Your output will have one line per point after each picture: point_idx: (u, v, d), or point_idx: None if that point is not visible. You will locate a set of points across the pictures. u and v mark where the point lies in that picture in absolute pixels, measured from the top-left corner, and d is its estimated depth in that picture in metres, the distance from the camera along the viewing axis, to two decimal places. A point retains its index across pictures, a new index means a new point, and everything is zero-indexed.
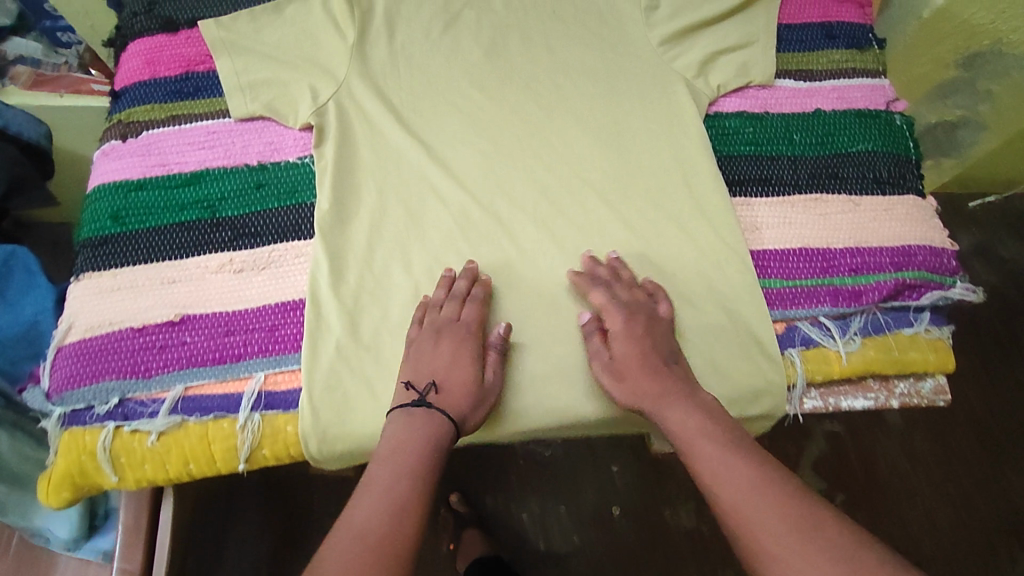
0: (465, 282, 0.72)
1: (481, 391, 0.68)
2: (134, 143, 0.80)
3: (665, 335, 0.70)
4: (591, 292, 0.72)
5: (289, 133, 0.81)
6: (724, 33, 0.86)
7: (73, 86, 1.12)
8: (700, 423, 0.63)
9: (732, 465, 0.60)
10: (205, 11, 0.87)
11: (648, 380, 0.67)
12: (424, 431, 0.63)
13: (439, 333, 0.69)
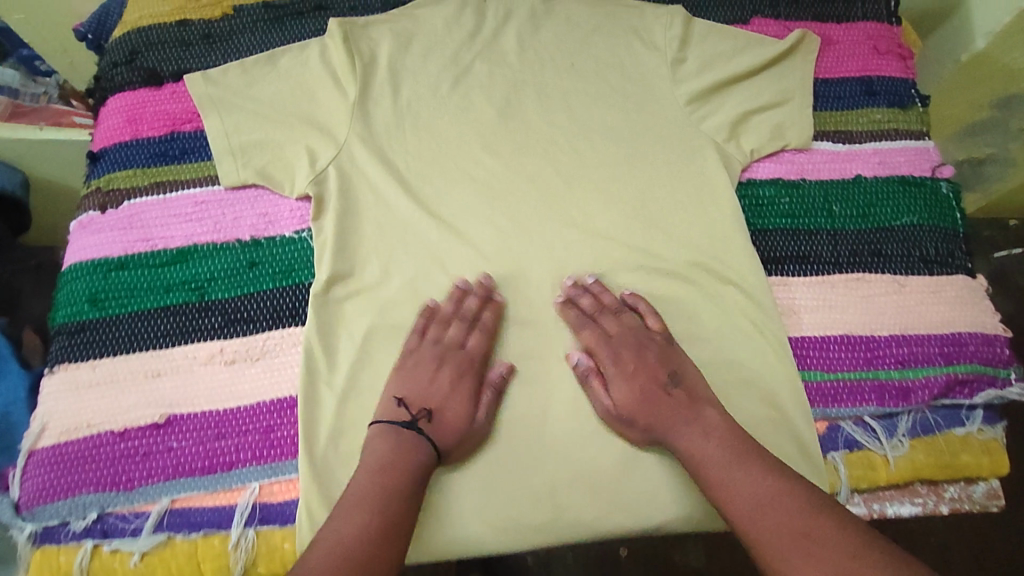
0: (477, 301, 0.70)
1: (468, 430, 0.65)
2: (114, 214, 0.73)
3: (659, 357, 0.67)
4: (578, 331, 0.70)
5: (284, 203, 0.75)
6: (757, 90, 0.80)
7: (54, 121, 0.93)
8: (709, 445, 0.61)
9: (769, 490, 0.57)
10: (191, 63, 0.79)
11: (647, 414, 0.65)
12: (415, 451, 0.61)
13: (444, 360, 0.67)
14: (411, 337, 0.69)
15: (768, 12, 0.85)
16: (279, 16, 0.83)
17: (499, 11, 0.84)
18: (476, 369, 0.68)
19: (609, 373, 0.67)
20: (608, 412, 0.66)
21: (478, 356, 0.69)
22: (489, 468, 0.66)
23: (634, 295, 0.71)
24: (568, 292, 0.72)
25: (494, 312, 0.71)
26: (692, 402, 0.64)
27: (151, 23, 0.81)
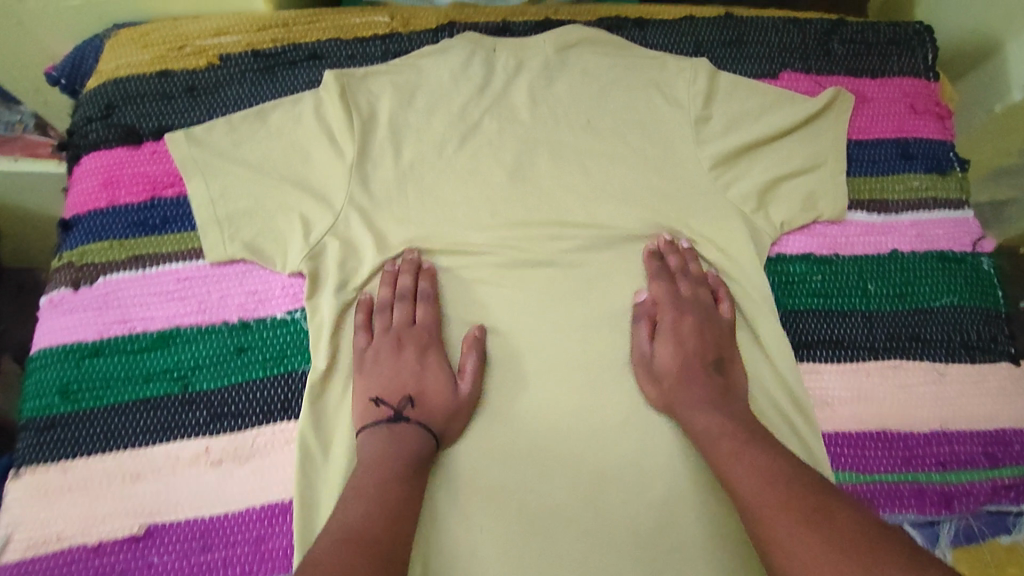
0: (409, 275, 0.68)
1: (456, 404, 0.63)
2: (87, 292, 0.67)
3: (716, 338, 0.66)
4: (654, 280, 0.69)
5: (276, 279, 0.69)
6: (787, 155, 0.74)
7: (26, 150, 0.87)
8: (727, 427, 0.59)
9: (762, 472, 0.54)
10: (174, 120, 0.73)
11: (685, 374, 0.64)
12: (409, 441, 0.59)
13: (402, 341, 0.65)
14: (358, 338, 0.66)
15: (798, 65, 0.79)
16: (271, 66, 0.76)
17: (509, 61, 0.77)
18: (434, 342, 0.66)
19: (659, 327, 0.67)
20: (641, 358, 0.66)
21: (430, 327, 0.67)
22: (498, 451, 0.63)
23: (717, 278, 0.70)
24: (654, 251, 0.71)
25: (428, 279, 0.69)
26: (727, 392, 0.63)
27: (129, 73, 0.74)
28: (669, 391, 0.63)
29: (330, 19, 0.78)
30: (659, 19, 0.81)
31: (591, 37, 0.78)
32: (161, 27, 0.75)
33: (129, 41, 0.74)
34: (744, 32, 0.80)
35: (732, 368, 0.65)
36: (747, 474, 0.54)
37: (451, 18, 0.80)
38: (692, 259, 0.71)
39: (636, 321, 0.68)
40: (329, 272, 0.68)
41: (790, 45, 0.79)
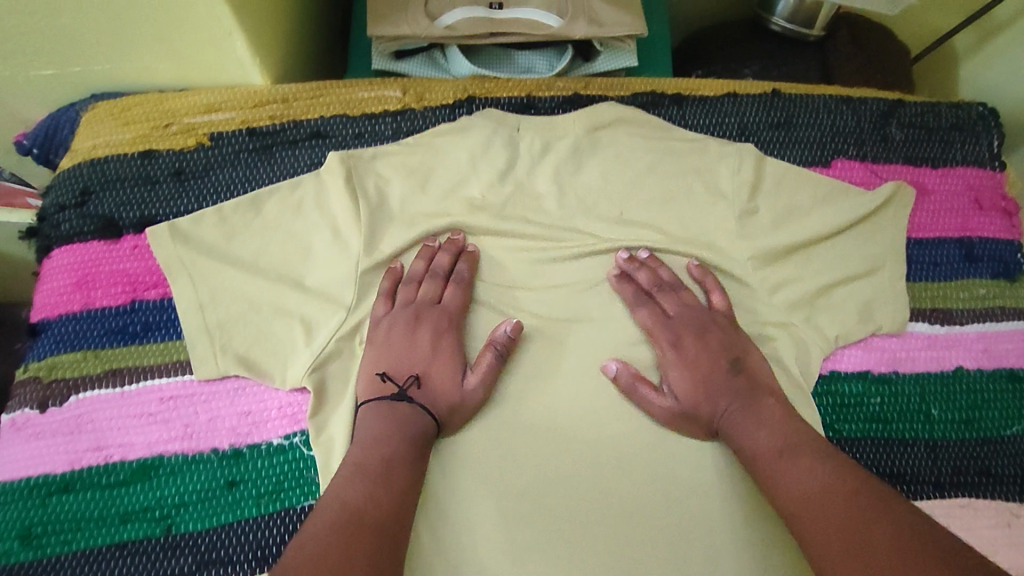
0: (448, 255, 0.64)
1: (460, 397, 0.59)
2: (57, 413, 0.59)
3: (726, 338, 0.62)
4: (634, 310, 0.64)
5: (273, 396, 0.61)
6: (840, 257, 0.68)
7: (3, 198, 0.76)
8: (772, 439, 0.55)
9: (815, 484, 0.50)
10: (158, 208, 0.65)
11: (710, 402, 0.59)
12: (407, 416, 0.56)
13: (421, 317, 0.61)
14: (377, 305, 0.62)
15: (851, 152, 0.71)
16: (268, 145, 0.68)
17: (534, 141, 0.69)
18: (455, 326, 0.62)
19: (662, 360, 0.62)
20: (668, 414, 0.59)
21: (456, 309, 0.63)
22: (506, 427, 0.59)
23: (702, 269, 0.65)
24: (622, 267, 0.65)
25: (467, 263, 0.65)
26: (754, 389, 0.58)
27: (108, 153, 0.66)
28: (704, 415, 0.59)
29: (335, 93, 0.70)
30: (699, 95, 0.74)
31: (625, 116, 0.71)
32: (145, 101, 0.68)
33: (109, 116, 0.67)
34: (792, 113, 0.73)
35: (747, 354, 0.61)
36: (800, 473, 0.51)
37: (469, 92, 0.72)
38: (704, 277, 0.65)
39: (632, 389, 0.60)
40: (335, 388, 0.60)
41: (843, 128, 0.72)
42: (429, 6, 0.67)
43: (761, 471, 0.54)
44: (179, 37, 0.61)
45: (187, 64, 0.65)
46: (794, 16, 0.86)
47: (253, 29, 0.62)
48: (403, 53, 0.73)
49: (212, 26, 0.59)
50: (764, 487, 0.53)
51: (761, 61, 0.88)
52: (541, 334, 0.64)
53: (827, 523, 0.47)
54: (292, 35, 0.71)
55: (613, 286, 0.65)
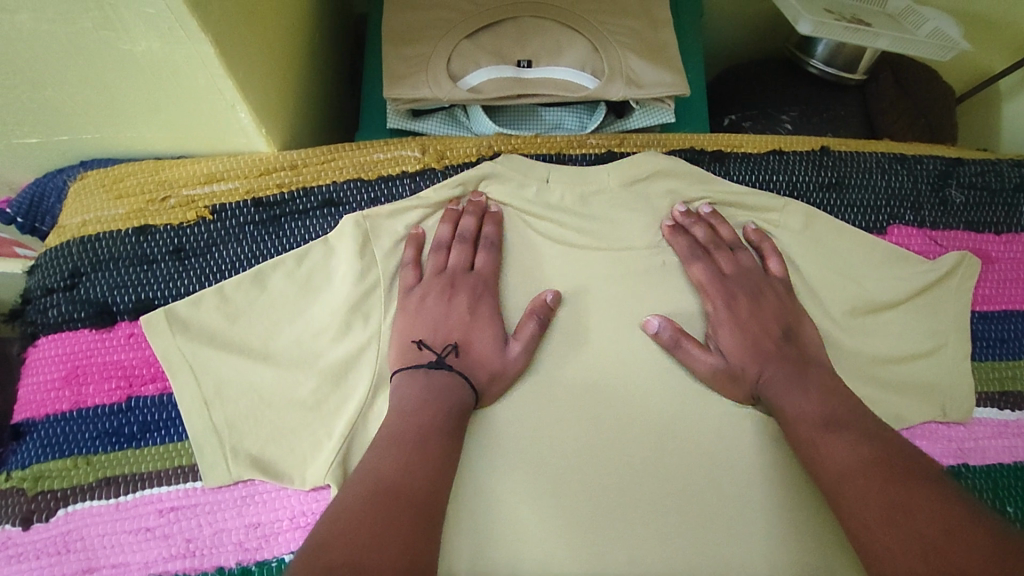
0: (472, 218, 0.61)
1: (501, 365, 0.56)
2: (45, 530, 0.53)
3: (780, 307, 0.60)
4: (688, 264, 0.61)
5: (286, 504, 0.55)
6: (902, 333, 0.62)
7: None
8: (820, 411, 0.53)
9: (863, 455, 0.50)
10: (155, 291, 0.59)
11: (758, 366, 0.57)
12: (447, 389, 0.53)
13: (455, 285, 0.58)
14: (407, 274, 0.59)
15: (908, 217, 0.66)
16: (275, 217, 0.62)
17: (566, 201, 0.64)
18: (490, 289, 0.59)
19: (712, 315, 0.59)
20: (713, 372, 0.57)
21: (488, 273, 0.60)
22: (543, 378, 0.57)
23: (759, 232, 0.63)
24: (678, 219, 0.63)
25: (494, 225, 0.61)
26: (804, 363, 0.57)
27: (100, 230, 0.60)
28: (749, 375, 0.57)
29: (348, 157, 0.64)
30: (743, 153, 0.67)
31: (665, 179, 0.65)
32: (138, 170, 0.62)
33: (100, 188, 0.61)
34: (843, 172, 0.67)
35: (801, 326, 0.59)
36: (838, 448, 0.51)
37: (495, 150, 0.66)
38: (759, 241, 0.63)
39: (677, 348, 0.57)
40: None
41: (897, 191, 0.67)
42: (451, 64, 0.63)
43: (802, 442, 0.53)
44: (176, 107, 0.55)
45: (185, 133, 0.60)
46: (834, 57, 0.81)
47: (260, 98, 0.56)
48: (421, 111, 0.68)
49: (214, 97, 0.53)
50: (806, 463, 0.52)
51: (801, 104, 0.82)
52: (581, 420, 0.57)
53: (869, 505, 0.47)
54: (300, 94, 0.66)
55: (669, 238, 0.62)
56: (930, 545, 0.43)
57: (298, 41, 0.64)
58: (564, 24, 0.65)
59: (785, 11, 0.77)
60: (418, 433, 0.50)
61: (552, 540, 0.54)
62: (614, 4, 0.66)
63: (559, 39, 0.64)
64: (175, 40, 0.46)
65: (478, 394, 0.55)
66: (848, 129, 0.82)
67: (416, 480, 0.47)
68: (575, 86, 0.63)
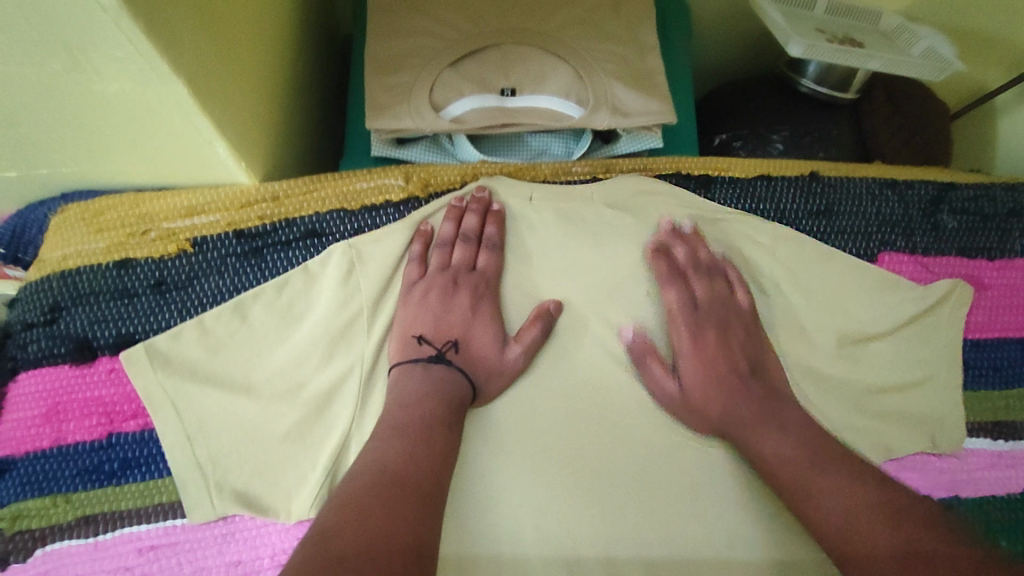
0: (475, 216, 0.62)
1: (501, 364, 0.57)
2: (23, 569, 0.53)
3: (749, 341, 0.59)
4: (665, 289, 0.61)
5: (267, 542, 0.54)
6: (892, 363, 0.61)
7: None
8: (754, 409, 0.55)
9: (789, 452, 0.52)
10: (135, 325, 0.59)
11: (723, 397, 0.56)
12: (445, 380, 0.55)
13: (459, 282, 0.59)
14: (410, 270, 0.61)
15: (900, 243, 0.65)
16: (257, 248, 0.62)
17: (549, 228, 0.63)
18: (491, 286, 0.60)
19: (676, 344, 0.59)
20: (675, 402, 0.57)
21: (492, 274, 0.61)
22: (538, 393, 0.58)
23: (696, 233, 0.63)
24: (664, 236, 0.63)
25: (496, 223, 0.62)
26: (772, 400, 0.56)
27: (80, 264, 0.60)
28: (715, 415, 0.56)
29: (330, 186, 0.63)
30: (729, 177, 0.66)
31: (650, 206, 0.64)
32: (117, 203, 0.61)
33: (80, 221, 0.61)
34: (833, 199, 0.66)
35: (764, 356, 0.59)
36: (771, 438, 0.53)
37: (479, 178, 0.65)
38: (727, 263, 0.62)
39: (640, 362, 0.59)
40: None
41: (887, 217, 0.66)
42: (434, 94, 0.63)
43: (735, 436, 0.55)
44: (153, 142, 0.55)
45: (164, 167, 0.59)
46: (826, 77, 0.80)
47: (238, 133, 0.56)
48: (406, 139, 0.68)
49: (191, 134, 0.53)
50: (741, 452, 0.55)
51: (792, 124, 0.81)
52: (566, 454, 0.56)
53: (809, 497, 0.50)
54: (282, 122, 0.65)
55: (647, 250, 0.62)
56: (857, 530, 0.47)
57: (280, 71, 0.64)
58: (549, 52, 0.64)
59: (775, 32, 0.76)
60: (428, 423, 0.52)
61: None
62: (597, 31, 0.66)
63: (543, 67, 0.64)
64: (147, 81, 0.46)
65: (475, 389, 0.56)
66: (840, 149, 0.81)
67: (425, 471, 0.49)
68: (560, 115, 0.62)
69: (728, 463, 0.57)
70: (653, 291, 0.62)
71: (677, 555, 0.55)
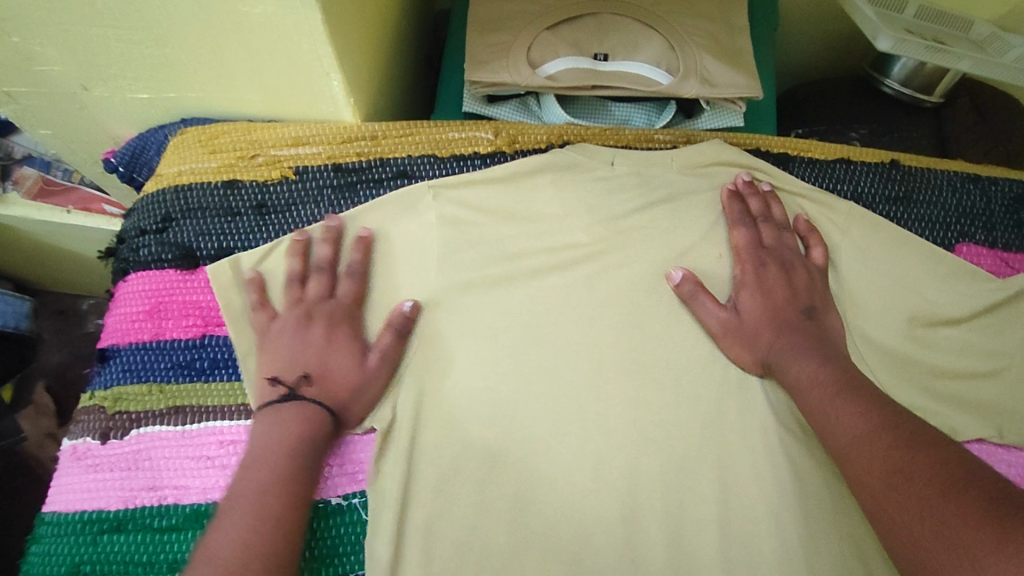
0: (327, 246, 0.60)
1: (359, 377, 0.56)
2: (118, 446, 0.57)
3: (811, 286, 0.60)
4: (733, 228, 0.63)
5: (335, 451, 0.57)
6: (964, 348, 0.61)
7: (81, 204, 0.95)
8: (819, 373, 0.53)
9: (867, 425, 0.47)
10: (234, 240, 0.63)
11: (775, 332, 0.58)
12: (297, 426, 0.53)
13: (312, 316, 0.57)
14: (257, 316, 0.59)
15: (979, 237, 0.67)
16: (352, 183, 0.65)
17: (628, 183, 0.65)
18: (349, 315, 0.58)
19: (739, 278, 0.61)
20: (724, 326, 0.59)
21: (349, 303, 0.59)
22: (607, 335, 0.60)
23: (808, 224, 0.64)
24: (741, 188, 0.65)
25: (360, 250, 0.60)
26: (819, 335, 0.57)
27: (191, 180, 0.65)
28: (764, 341, 0.58)
29: (424, 133, 0.68)
30: (809, 158, 0.69)
31: (725, 175, 0.67)
32: (231, 129, 0.67)
33: (196, 143, 0.67)
34: (911, 188, 0.68)
35: (827, 312, 0.60)
36: (843, 414, 0.49)
37: (565, 137, 0.68)
38: (809, 231, 0.63)
39: (693, 299, 0.60)
40: (406, 433, 0.55)
41: (966, 209, 0.67)
42: (532, 52, 0.66)
43: (806, 404, 0.53)
44: (275, 71, 0.61)
45: (280, 97, 0.65)
46: (910, 79, 0.80)
47: (350, 69, 0.61)
48: (496, 98, 0.71)
49: (311, 64, 0.58)
50: (810, 422, 0.53)
51: (870, 123, 0.82)
52: (627, 397, 0.58)
53: (870, 471, 0.45)
54: (381, 71, 0.70)
55: (723, 199, 0.65)
56: (926, 508, 0.40)
57: (387, 23, 0.69)
58: (645, 24, 0.67)
59: (864, 27, 0.77)
60: (271, 451, 0.51)
61: (587, 505, 0.54)
62: (691, 7, 0.69)
63: (636, 36, 0.67)
64: (288, 6, 0.52)
65: (339, 415, 0.55)
66: (921, 150, 0.80)
67: (271, 533, 0.47)
68: (649, 81, 0.65)
69: (786, 425, 0.58)
70: (723, 230, 0.64)
71: (730, 504, 0.55)
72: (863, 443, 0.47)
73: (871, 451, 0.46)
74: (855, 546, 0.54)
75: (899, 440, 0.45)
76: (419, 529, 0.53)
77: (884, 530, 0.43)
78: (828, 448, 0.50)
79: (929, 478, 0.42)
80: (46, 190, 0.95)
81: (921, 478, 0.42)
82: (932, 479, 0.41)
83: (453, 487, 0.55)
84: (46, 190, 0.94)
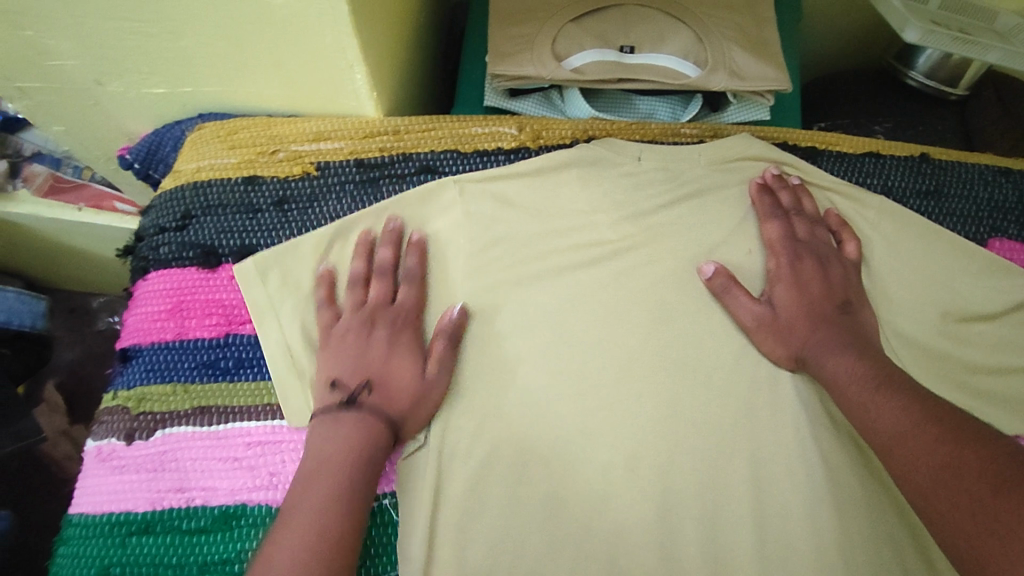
0: (389, 249, 0.60)
1: (422, 388, 0.55)
2: (145, 447, 0.56)
3: (846, 281, 0.59)
4: (764, 221, 0.62)
5: None
6: (1000, 341, 0.61)
7: (94, 200, 0.93)
8: (858, 369, 0.53)
9: (912, 419, 0.47)
10: (256, 238, 0.62)
11: (810, 327, 0.57)
12: (355, 438, 0.52)
13: (374, 321, 0.57)
14: (324, 314, 0.58)
15: (1012, 231, 0.66)
16: (375, 178, 0.64)
17: (655, 177, 0.64)
18: (412, 325, 0.58)
19: (773, 272, 0.60)
20: (758, 320, 0.58)
21: (411, 309, 0.58)
22: (637, 326, 0.59)
23: (838, 219, 0.63)
24: (771, 182, 0.64)
25: (415, 253, 0.60)
26: (854, 329, 0.56)
27: (212, 176, 0.64)
28: (799, 338, 0.57)
29: (448, 127, 0.67)
30: (837, 151, 0.68)
31: (754, 170, 0.66)
32: (251, 125, 0.66)
33: (215, 139, 0.66)
34: (942, 181, 0.67)
35: (862, 307, 0.59)
36: (885, 408, 0.49)
37: (589, 132, 0.67)
38: (840, 226, 0.62)
39: (726, 293, 0.59)
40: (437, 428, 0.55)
41: (999, 204, 0.66)
42: (556, 46, 0.65)
43: (845, 400, 0.52)
44: (298, 64, 0.60)
45: (300, 91, 0.64)
46: (936, 71, 0.79)
47: (373, 61, 0.60)
48: (520, 91, 0.70)
49: (335, 57, 0.57)
50: (850, 419, 0.52)
51: (896, 116, 0.81)
52: (656, 394, 0.57)
53: (919, 465, 0.44)
54: (401, 65, 0.69)
55: (753, 193, 0.64)
56: (978, 505, 0.39)
57: (407, 17, 0.68)
58: (670, 15, 0.66)
59: (891, 18, 0.77)
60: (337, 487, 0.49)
61: (618, 499, 0.54)
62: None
63: (662, 29, 0.65)
64: None
65: (396, 427, 0.54)
66: (947, 143, 0.79)
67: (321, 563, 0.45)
68: (675, 73, 0.64)
69: (820, 423, 0.57)
70: (754, 225, 0.63)
71: (764, 503, 0.54)
72: (909, 437, 0.46)
73: (918, 445, 0.45)
74: (894, 545, 0.53)
75: (946, 434, 0.44)
76: (452, 527, 0.53)
77: (936, 525, 0.42)
78: (869, 441, 0.50)
79: (980, 473, 0.40)
80: (57, 187, 0.93)
81: (973, 473, 0.41)
82: (983, 475, 0.40)
83: (484, 486, 0.54)
84: (57, 187, 0.93)
